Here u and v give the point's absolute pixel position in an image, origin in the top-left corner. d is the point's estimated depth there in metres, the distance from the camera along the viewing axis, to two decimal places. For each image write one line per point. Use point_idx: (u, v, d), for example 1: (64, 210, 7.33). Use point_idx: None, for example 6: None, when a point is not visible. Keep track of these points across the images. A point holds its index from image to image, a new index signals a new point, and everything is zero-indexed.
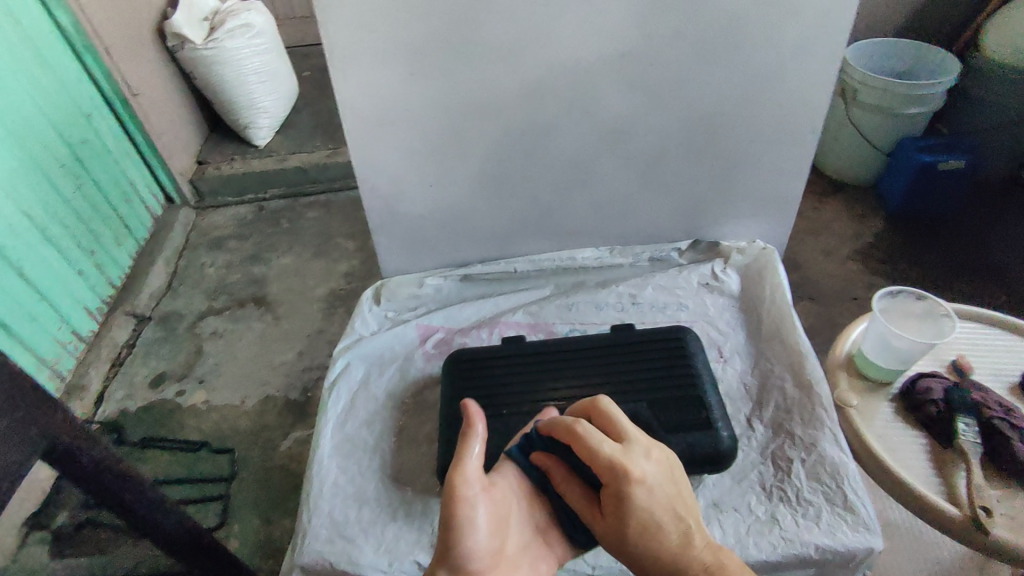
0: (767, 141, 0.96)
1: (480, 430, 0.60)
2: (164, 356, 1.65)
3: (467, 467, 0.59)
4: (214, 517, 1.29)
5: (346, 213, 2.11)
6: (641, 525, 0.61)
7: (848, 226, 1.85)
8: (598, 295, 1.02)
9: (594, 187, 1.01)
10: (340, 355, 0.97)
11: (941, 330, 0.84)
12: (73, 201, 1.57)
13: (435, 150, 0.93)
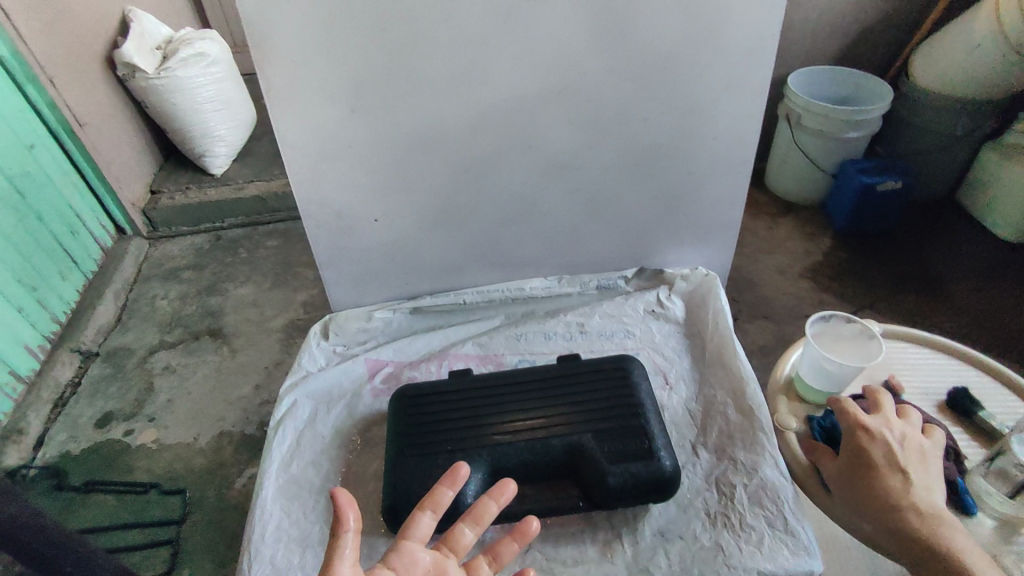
0: (705, 172, 0.99)
1: (349, 524, 0.53)
2: (112, 395, 1.59)
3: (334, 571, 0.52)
4: (163, 562, 1.24)
5: (305, 241, 2.09)
6: (862, 462, 0.70)
7: (799, 245, 1.91)
8: (547, 325, 1.03)
9: (541, 218, 1.02)
10: (286, 393, 0.95)
11: (870, 353, 0.87)
12: (14, 236, 1.52)
13: (381, 183, 0.94)
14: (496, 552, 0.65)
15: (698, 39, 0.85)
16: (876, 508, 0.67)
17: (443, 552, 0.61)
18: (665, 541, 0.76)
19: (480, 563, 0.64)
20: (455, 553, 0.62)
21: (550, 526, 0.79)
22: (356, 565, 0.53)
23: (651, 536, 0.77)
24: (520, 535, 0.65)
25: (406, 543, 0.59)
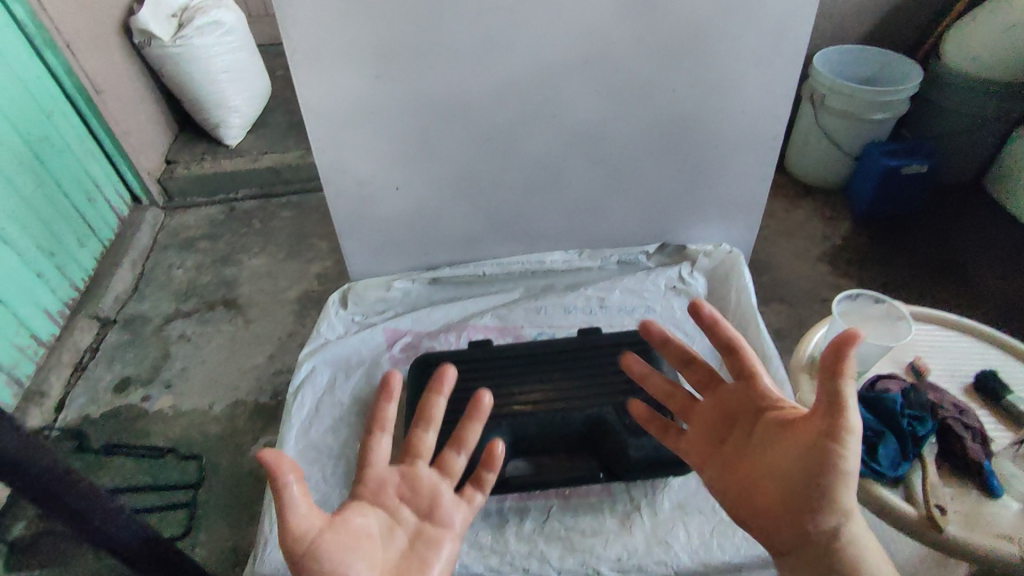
0: (732, 148, 0.97)
1: (288, 475, 0.53)
2: (129, 361, 1.61)
3: (293, 522, 0.53)
4: (180, 524, 1.26)
5: (319, 214, 2.08)
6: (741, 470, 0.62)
7: (818, 229, 1.88)
8: (567, 299, 1.02)
9: (564, 190, 1.01)
10: (305, 360, 0.96)
11: (900, 333, 0.88)
12: (33, 202, 1.52)
13: (402, 152, 0.92)
14: (462, 439, 0.68)
15: (732, 8, 0.82)
16: (769, 528, 0.58)
17: (410, 461, 0.65)
18: (684, 514, 0.76)
19: (449, 454, 0.67)
20: (421, 456, 0.66)
21: (569, 496, 0.79)
22: (314, 507, 0.55)
23: (670, 509, 0.77)
24: (476, 417, 0.69)
25: (370, 470, 0.63)
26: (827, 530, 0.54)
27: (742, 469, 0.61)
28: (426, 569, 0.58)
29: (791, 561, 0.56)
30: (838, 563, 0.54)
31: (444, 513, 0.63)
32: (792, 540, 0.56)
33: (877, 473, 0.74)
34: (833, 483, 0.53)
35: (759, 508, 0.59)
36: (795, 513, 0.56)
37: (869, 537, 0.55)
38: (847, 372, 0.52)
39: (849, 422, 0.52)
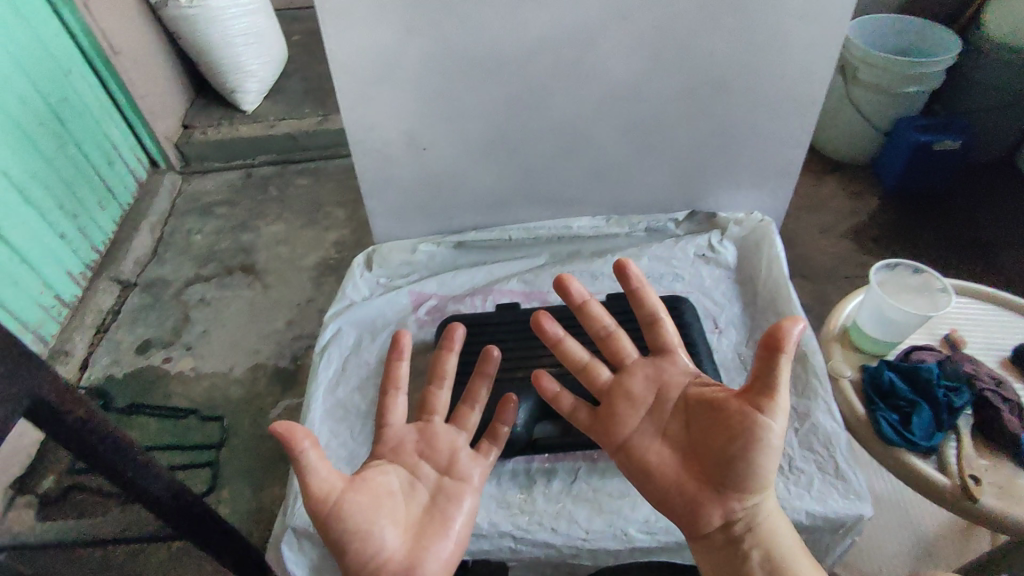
0: (769, 112, 0.94)
1: (303, 441, 0.54)
2: (151, 323, 1.62)
3: (314, 484, 0.54)
4: (204, 483, 1.29)
5: (337, 181, 2.07)
6: (665, 463, 0.63)
7: (844, 205, 1.84)
8: (594, 265, 1.01)
9: (594, 154, 0.99)
10: (331, 321, 0.96)
11: (937, 302, 0.85)
12: (55, 162, 1.52)
13: (432, 112, 0.91)
14: (474, 394, 0.71)
15: None
16: (691, 516, 0.61)
17: (426, 418, 0.67)
18: None
19: (464, 410, 0.70)
20: (437, 412, 0.67)
21: (597, 458, 0.81)
22: (333, 469, 0.56)
23: None
24: (486, 372, 0.72)
25: (388, 431, 0.64)
26: (745, 509, 0.59)
27: (661, 448, 0.64)
28: (448, 524, 0.59)
29: (707, 538, 0.61)
30: (753, 539, 0.59)
31: (463, 468, 0.64)
32: (710, 519, 0.60)
33: (910, 443, 0.73)
34: (756, 468, 0.57)
35: (676, 488, 0.62)
36: (715, 494, 0.60)
37: (776, 510, 0.61)
38: (782, 360, 0.55)
39: (776, 410, 0.56)
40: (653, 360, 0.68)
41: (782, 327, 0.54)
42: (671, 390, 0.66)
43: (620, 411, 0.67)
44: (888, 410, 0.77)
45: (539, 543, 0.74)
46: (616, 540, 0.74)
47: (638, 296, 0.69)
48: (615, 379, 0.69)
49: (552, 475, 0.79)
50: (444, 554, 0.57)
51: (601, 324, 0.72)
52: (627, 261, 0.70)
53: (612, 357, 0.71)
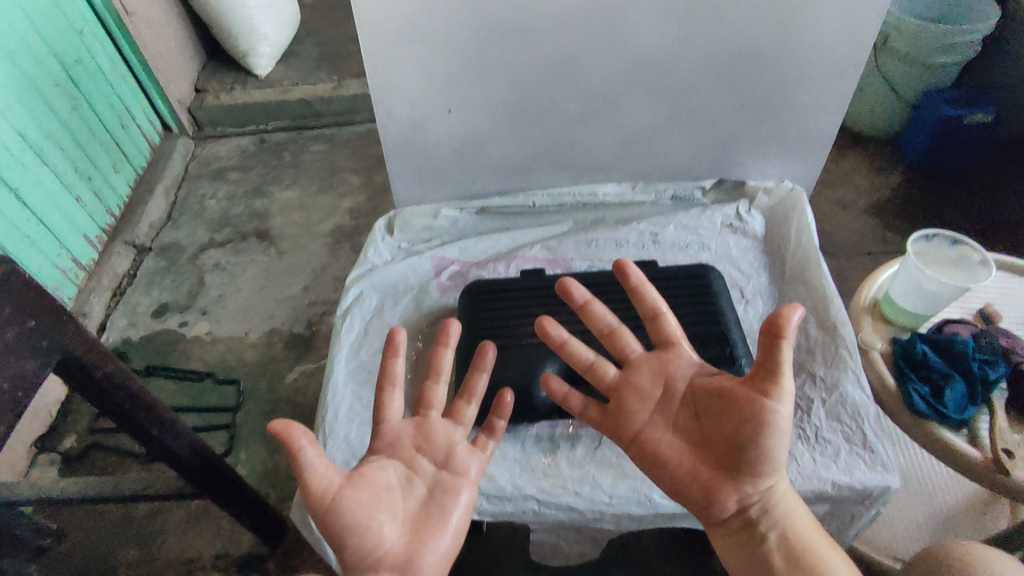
0: (805, 79, 0.91)
1: (301, 439, 0.52)
2: (166, 287, 1.62)
3: (311, 481, 0.52)
4: (221, 444, 1.30)
5: (352, 148, 2.03)
6: (675, 453, 0.62)
7: (866, 179, 1.76)
8: (619, 233, 1.01)
9: (621, 120, 0.96)
10: (354, 284, 0.96)
11: (975, 276, 0.84)
12: (70, 125, 1.50)
13: (457, 73, 0.88)
14: (471, 388, 0.68)
15: None
16: (706, 505, 0.60)
17: (422, 413, 0.64)
18: None
19: (460, 404, 0.67)
20: (433, 407, 0.64)
21: None
22: (331, 465, 0.54)
23: None
24: (483, 366, 0.69)
25: (384, 425, 0.62)
26: (759, 492, 0.59)
27: (672, 439, 0.63)
28: (446, 518, 0.58)
29: (723, 524, 0.60)
30: (768, 522, 0.59)
31: (461, 462, 0.62)
32: (726, 505, 0.59)
33: (942, 415, 0.73)
34: (769, 452, 0.56)
35: (690, 478, 0.61)
36: (730, 480, 0.59)
37: (789, 493, 0.60)
38: (784, 346, 0.54)
39: (783, 394, 0.55)
40: (658, 355, 0.66)
41: (781, 314, 0.54)
42: (678, 381, 0.64)
43: (628, 405, 0.65)
44: (919, 382, 0.76)
45: (563, 507, 0.75)
46: (640, 505, 0.74)
47: (637, 292, 0.67)
48: (621, 376, 0.67)
49: (577, 440, 0.80)
50: (442, 548, 0.56)
51: (603, 323, 0.69)
52: (623, 260, 0.68)
53: (617, 355, 0.68)
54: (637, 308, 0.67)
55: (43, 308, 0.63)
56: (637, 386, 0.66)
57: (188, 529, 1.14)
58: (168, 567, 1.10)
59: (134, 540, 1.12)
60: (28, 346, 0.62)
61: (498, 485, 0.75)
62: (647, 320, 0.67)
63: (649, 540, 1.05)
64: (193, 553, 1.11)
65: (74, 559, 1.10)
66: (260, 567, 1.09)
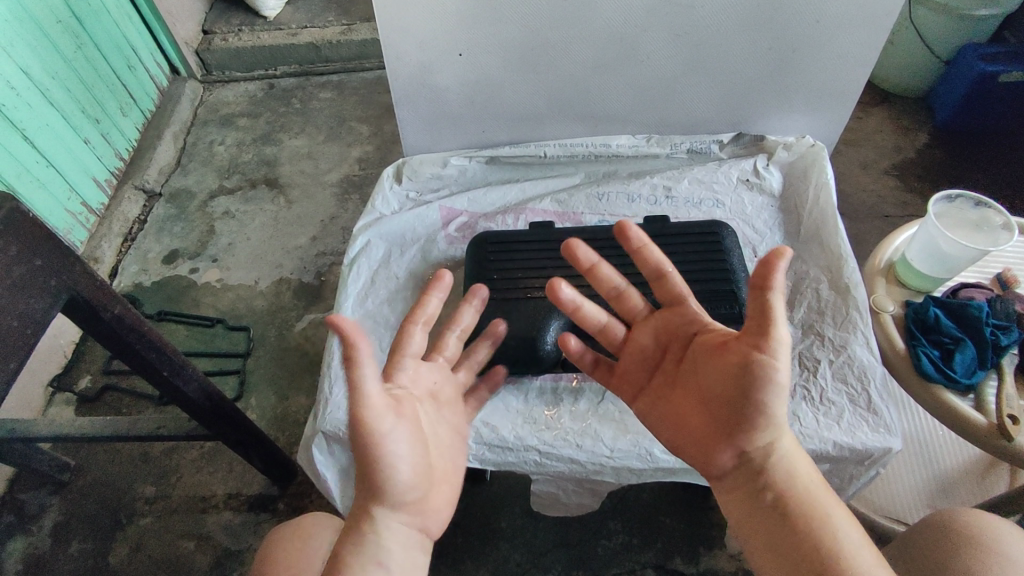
0: (836, 25, 0.86)
1: (362, 351, 0.50)
2: (176, 234, 1.62)
3: (367, 397, 0.50)
4: (232, 389, 1.32)
5: (361, 95, 1.98)
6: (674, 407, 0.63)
7: (889, 140, 1.69)
8: (631, 187, 0.99)
9: (639, 66, 0.93)
10: (361, 233, 0.96)
11: (996, 239, 0.82)
12: (74, 63, 1.47)
13: (469, 12, 0.84)
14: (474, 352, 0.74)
15: None
16: (703, 459, 0.60)
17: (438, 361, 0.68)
18: None
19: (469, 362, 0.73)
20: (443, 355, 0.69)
21: None
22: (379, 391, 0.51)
23: None
24: (491, 337, 0.76)
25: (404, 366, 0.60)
26: (755, 448, 0.56)
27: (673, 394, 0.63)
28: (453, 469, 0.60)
29: (721, 480, 0.59)
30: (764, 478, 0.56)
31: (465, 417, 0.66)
32: (719, 460, 0.58)
33: (949, 379, 0.72)
34: (761, 408, 0.55)
35: (687, 432, 0.61)
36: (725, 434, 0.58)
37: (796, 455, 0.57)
38: (769, 298, 0.53)
39: (774, 346, 0.52)
40: (662, 317, 0.68)
41: (761, 264, 0.53)
42: (681, 338, 0.64)
43: (633, 368, 0.69)
44: (928, 346, 0.75)
45: (564, 459, 0.76)
46: (641, 459, 0.74)
47: (640, 253, 0.67)
48: (630, 338, 0.69)
49: (580, 394, 0.80)
50: (447, 498, 0.58)
51: (611, 285, 0.70)
52: (626, 222, 0.67)
53: (626, 315, 0.70)
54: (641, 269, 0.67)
55: (49, 247, 0.63)
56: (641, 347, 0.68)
57: (201, 469, 1.17)
58: (182, 505, 1.13)
59: (151, 478, 1.16)
60: (35, 284, 0.62)
61: (500, 435, 0.76)
62: (652, 281, 0.67)
63: (648, 493, 1.07)
64: (206, 491, 1.14)
65: (93, 494, 1.14)
66: (270, 507, 1.12)
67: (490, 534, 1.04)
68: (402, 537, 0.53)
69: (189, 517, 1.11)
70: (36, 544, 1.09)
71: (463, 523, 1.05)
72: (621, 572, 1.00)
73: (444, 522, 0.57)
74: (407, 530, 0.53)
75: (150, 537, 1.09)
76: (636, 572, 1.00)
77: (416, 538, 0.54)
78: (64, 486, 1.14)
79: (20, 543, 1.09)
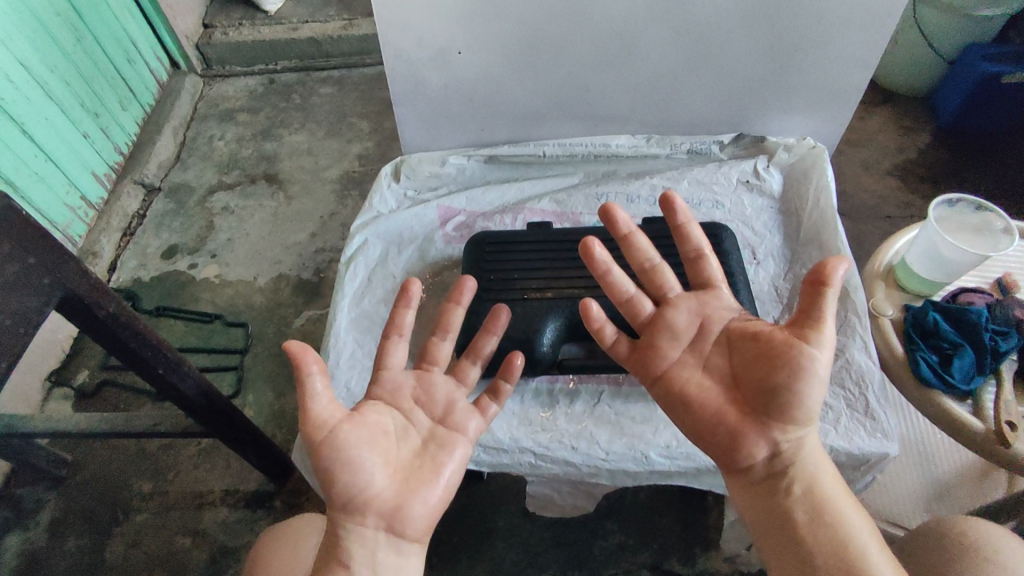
0: (838, 25, 0.85)
1: (313, 365, 0.54)
2: (175, 229, 1.61)
3: (312, 410, 0.53)
4: (230, 386, 1.32)
5: (362, 91, 1.97)
6: (703, 393, 0.61)
7: (891, 141, 1.68)
8: (631, 188, 0.99)
9: (639, 65, 0.92)
10: (358, 232, 0.96)
11: (996, 244, 0.81)
12: (73, 56, 1.46)
13: (468, 10, 0.84)
14: (477, 349, 0.71)
15: None
16: (727, 442, 0.59)
17: (425, 367, 0.65)
18: None
19: (465, 364, 0.70)
20: (437, 363, 0.66)
21: (621, 382, 0.81)
22: (334, 400, 0.55)
23: None
24: (494, 329, 0.73)
25: (385, 374, 0.62)
26: (788, 441, 0.58)
27: (702, 379, 0.61)
28: (439, 471, 0.57)
29: (747, 472, 0.59)
30: (795, 472, 0.57)
31: (458, 419, 0.62)
32: (752, 451, 0.58)
33: (948, 385, 0.71)
34: (802, 399, 0.56)
35: (717, 420, 0.60)
36: (759, 426, 0.58)
37: (819, 450, 0.59)
38: (829, 295, 0.55)
39: (823, 341, 0.55)
40: (697, 295, 0.65)
41: (828, 265, 0.54)
42: (713, 323, 0.63)
43: (659, 343, 0.64)
44: (927, 351, 0.74)
45: (559, 461, 0.76)
46: (637, 460, 0.74)
47: (682, 231, 0.66)
48: (657, 313, 0.65)
49: (577, 395, 0.80)
50: (433, 501, 0.56)
51: (645, 258, 0.67)
52: (673, 194, 0.65)
53: (655, 292, 0.67)
54: (680, 246, 0.66)
55: (44, 246, 0.63)
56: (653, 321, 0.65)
57: (198, 466, 1.17)
58: (179, 501, 1.13)
59: (148, 474, 1.16)
60: (27, 283, 0.62)
61: (496, 437, 0.76)
62: (689, 260, 0.67)
63: (645, 493, 1.07)
64: (203, 488, 1.14)
65: (89, 489, 1.14)
66: (268, 504, 1.12)
67: (486, 533, 1.04)
68: (370, 542, 0.52)
69: (187, 514, 1.11)
70: (32, 539, 1.09)
71: (460, 522, 1.05)
72: (617, 572, 1.00)
73: (426, 523, 0.55)
74: (376, 536, 0.53)
75: (147, 533, 1.09)
76: (632, 572, 1.00)
77: (383, 539, 0.53)
78: (61, 481, 1.14)
79: (18, 537, 1.09)
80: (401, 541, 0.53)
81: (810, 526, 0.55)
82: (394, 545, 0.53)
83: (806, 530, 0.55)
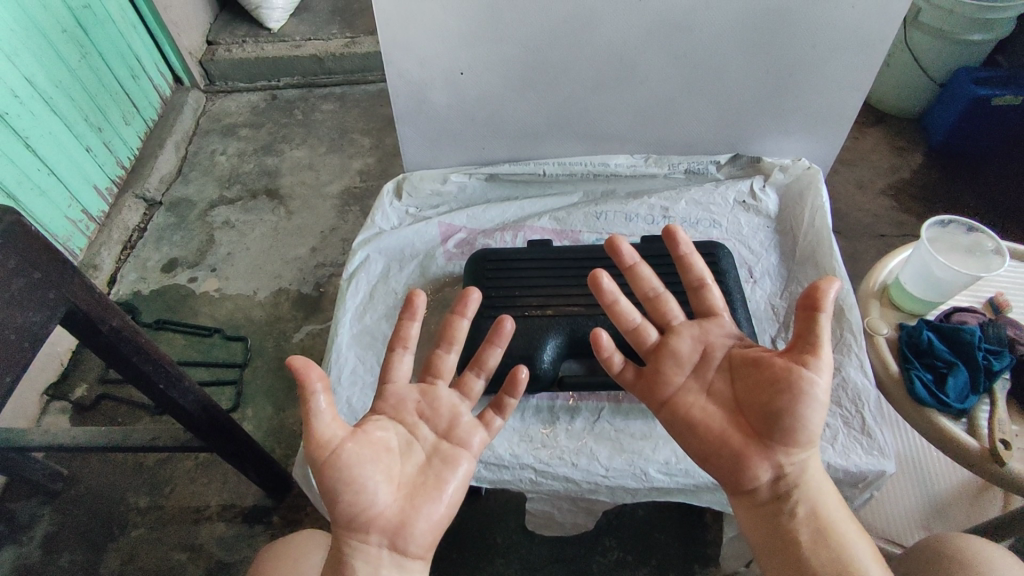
0: (831, 48, 0.88)
1: (317, 382, 0.54)
2: (176, 243, 1.62)
3: (317, 430, 0.53)
4: (228, 400, 1.32)
5: (363, 108, 1.99)
6: (707, 418, 0.62)
7: (884, 161, 1.71)
8: (630, 207, 1.01)
9: (638, 85, 0.94)
10: (360, 249, 0.98)
11: (988, 264, 0.83)
12: (78, 72, 1.48)
13: (471, 32, 0.86)
14: (482, 361, 0.68)
15: None
16: (732, 466, 0.60)
17: (429, 380, 0.64)
18: None
19: (469, 377, 0.67)
20: (441, 376, 0.65)
21: (620, 400, 0.82)
22: (338, 417, 0.55)
23: None
24: (498, 340, 0.68)
25: (390, 388, 0.63)
26: (791, 464, 0.58)
27: (706, 404, 0.62)
28: (443, 487, 0.58)
29: (752, 494, 0.59)
30: (798, 495, 0.58)
31: (462, 434, 0.62)
32: (756, 474, 0.59)
33: (942, 403, 0.72)
34: (803, 422, 0.57)
35: (721, 443, 0.60)
36: (762, 450, 0.59)
37: (821, 472, 0.60)
38: (823, 319, 0.56)
39: (822, 365, 0.56)
40: (698, 323, 0.66)
41: (820, 288, 0.56)
42: (716, 349, 0.64)
43: (664, 369, 0.65)
44: (922, 370, 0.75)
45: (559, 477, 0.76)
46: (637, 478, 0.75)
47: (684, 260, 0.67)
48: (662, 341, 0.66)
49: (577, 412, 0.81)
50: (435, 517, 0.56)
51: (649, 286, 0.68)
52: (673, 227, 0.67)
53: (659, 319, 0.67)
54: (683, 276, 0.68)
55: (51, 261, 0.64)
56: (660, 347, 0.65)
57: (195, 480, 1.17)
58: (176, 516, 1.12)
59: (144, 488, 1.15)
60: (34, 297, 0.63)
61: (497, 453, 0.77)
62: (692, 289, 0.67)
63: (643, 511, 1.07)
64: (200, 503, 1.14)
65: (84, 504, 1.13)
66: (265, 520, 1.12)
67: (485, 551, 1.04)
68: (374, 559, 0.53)
69: (182, 529, 1.11)
70: (25, 556, 1.08)
71: (458, 539, 1.05)
72: None
73: (430, 540, 0.55)
74: (379, 551, 0.53)
75: (143, 548, 1.09)
76: None
77: (387, 555, 0.53)
78: (56, 496, 1.14)
79: (11, 552, 1.08)
80: (404, 558, 0.54)
81: (815, 548, 0.56)
82: (397, 561, 0.54)
83: (810, 551, 0.56)
